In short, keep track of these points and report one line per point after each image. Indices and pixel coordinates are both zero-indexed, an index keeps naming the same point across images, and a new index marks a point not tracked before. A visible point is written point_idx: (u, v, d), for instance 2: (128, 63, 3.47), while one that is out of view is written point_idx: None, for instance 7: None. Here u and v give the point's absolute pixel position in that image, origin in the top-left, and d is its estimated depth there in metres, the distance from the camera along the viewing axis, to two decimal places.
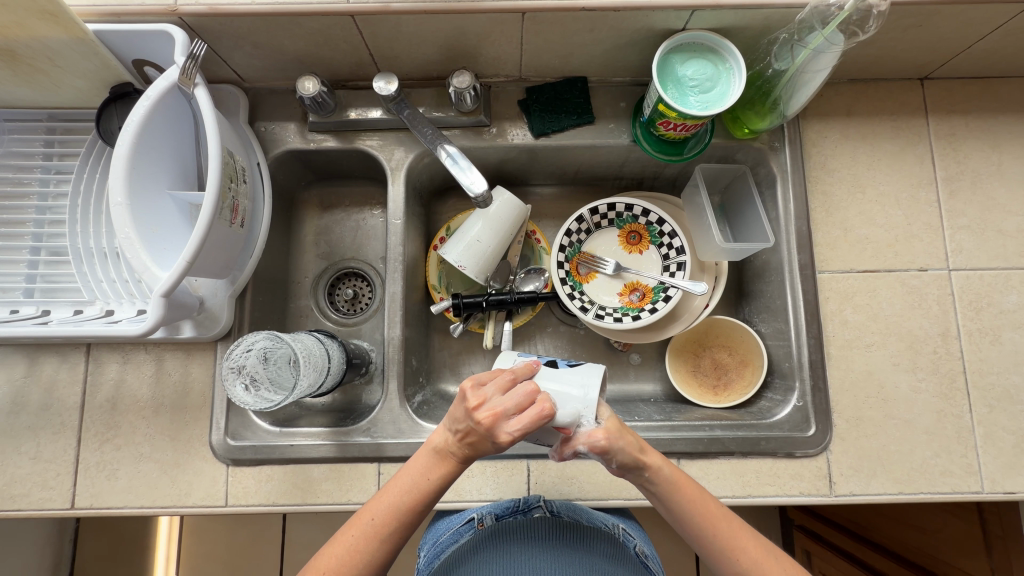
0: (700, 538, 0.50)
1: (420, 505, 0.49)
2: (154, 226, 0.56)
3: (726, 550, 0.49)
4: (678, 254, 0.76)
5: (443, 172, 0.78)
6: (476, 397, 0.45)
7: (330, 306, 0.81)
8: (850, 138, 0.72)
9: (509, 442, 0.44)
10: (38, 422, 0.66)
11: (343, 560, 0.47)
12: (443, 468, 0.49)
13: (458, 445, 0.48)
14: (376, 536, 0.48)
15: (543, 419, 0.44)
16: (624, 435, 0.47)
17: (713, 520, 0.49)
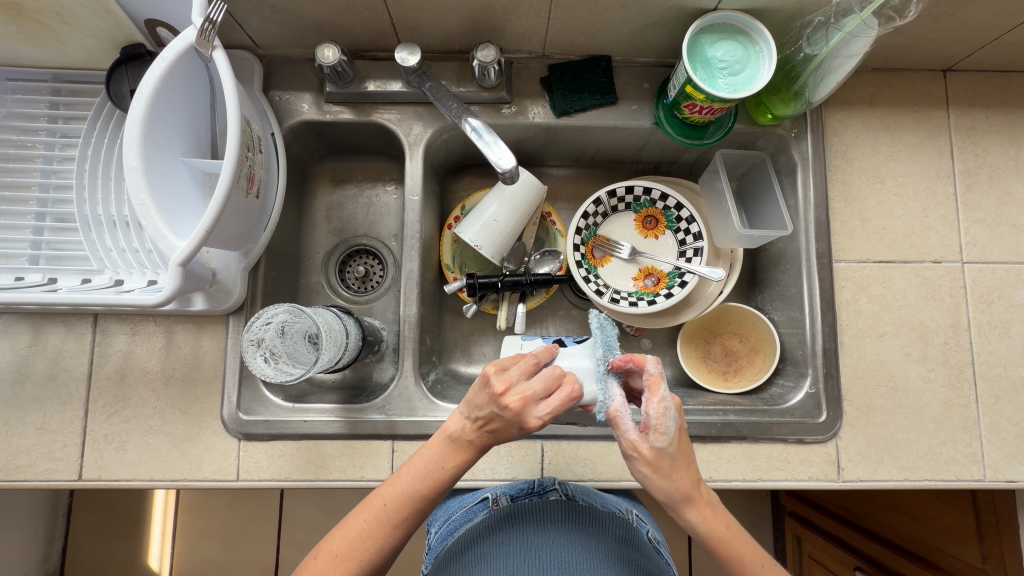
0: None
1: (434, 493, 0.48)
2: (169, 193, 0.55)
3: None
4: (695, 240, 0.76)
5: (460, 150, 0.77)
6: (502, 381, 0.45)
7: (341, 283, 0.80)
8: (871, 128, 0.71)
9: (538, 427, 0.44)
10: (44, 392, 0.64)
11: (356, 544, 0.48)
12: (458, 456, 0.48)
13: (478, 433, 0.47)
14: (388, 521, 0.48)
15: (572, 401, 0.45)
16: (657, 472, 0.47)
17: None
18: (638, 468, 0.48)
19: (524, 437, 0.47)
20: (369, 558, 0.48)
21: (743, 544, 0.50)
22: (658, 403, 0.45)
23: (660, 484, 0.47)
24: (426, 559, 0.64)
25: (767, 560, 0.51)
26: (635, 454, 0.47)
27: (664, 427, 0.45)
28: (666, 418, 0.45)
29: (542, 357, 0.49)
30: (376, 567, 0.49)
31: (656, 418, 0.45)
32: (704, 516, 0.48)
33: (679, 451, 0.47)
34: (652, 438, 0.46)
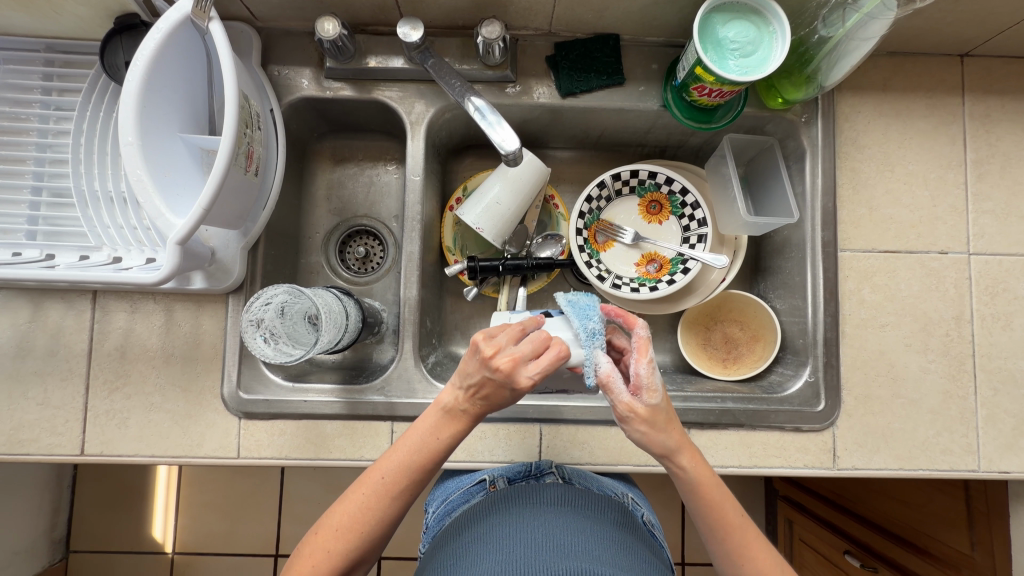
0: (714, 539, 0.52)
1: (431, 463, 0.50)
2: (167, 168, 0.54)
3: (733, 555, 0.52)
4: (700, 226, 0.75)
5: (463, 129, 0.76)
6: (491, 346, 0.44)
7: (341, 264, 0.79)
8: (883, 114, 0.70)
9: (531, 386, 0.44)
10: (45, 368, 0.64)
11: (355, 518, 0.49)
12: (453, 426, 0.49)
13: (471, 400, 0.48)
14: (387, 493, 0.49)
15: (561, 360, 0.45)
16: (653, 428, 0.49)
17: (731, 527, 0.52)
18: (635, 427, 0.50)
19: (516, 399, 0.47)
20: (369, 529, 0.49)
21: (724, 495, 0.52)
22: (648, 362, 0.47)
23: (657, 439, 0.50)
24: (423, 538, 0.64)
25: (745, 512, 0.53)
26: (631, 416, 0.49)
27: (655, 384, 0.48)
28: (655, 376, 0.47)
29: (528, 325, 0.48)
30: (376, 537, 0.50)
31: (647, 377, 0.47)
32: (696, 464, 0.51)
33: (670, 407, 0.50)
34: (645, 398, 0.48)
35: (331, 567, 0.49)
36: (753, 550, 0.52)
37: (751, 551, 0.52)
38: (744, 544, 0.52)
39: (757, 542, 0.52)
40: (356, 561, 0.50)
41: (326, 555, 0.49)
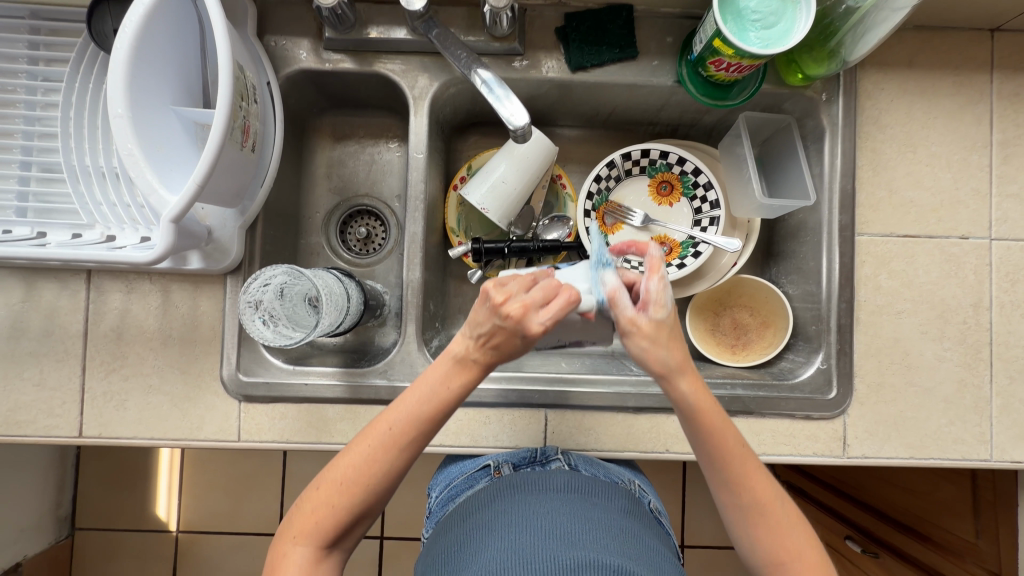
0: (710, 467, 0.50)
1: (441, 413, 0.49)
2: (159, 143, 0.52)
3: (733, 484, 0.49)
4: (712, 208, 0.73)
5: (467, 105, 0.73)
6: (501, 293, 0.43)
7: (343, 245, 0.77)
8: (907, 92, 0.67)
9: (541, 334, 0.44)
10: (40, 348, 0.63)
11: (361, 471, 0.49)
12: (463, 375, 0.48)
13: (481, 349, 0.46)
14: (395, 445, 0.49)
15: (571, 306, 0.44)
16: (655, 344, 0.46)
17: (729, 455, 0.49)
18: (637, 342, 0.46)
19: (527, 348, 0.46)
20: (377, 482, 0.49)
21: (724, 422, 0.49)
22: (659, 278, 0.44)
23: (659, 356, 0.46)
24: (427, 524, 0.63)
25: (746, 442, 0.50)
26: (634, 330, 0.46)
27: (664, 298, 0.45)
28: (666, 293, 0.45)
29: (539, 276, 0.47)
30: (384, 490, 0.50)
31: (656, 293, 0.45)
32: (696, 389, 0.47)
33: (676, 323, 0.47)
34: (651, 313, 0.45)
35: (336, 520, 0.49)
36: (752, 477, 0.49)
37: (750, 482, 0.49)
38: (743, 475, 0.49)
39: (757, 474, 0.50)
40: (363, 513, 0.50)
41: (330, 509, 0.49)
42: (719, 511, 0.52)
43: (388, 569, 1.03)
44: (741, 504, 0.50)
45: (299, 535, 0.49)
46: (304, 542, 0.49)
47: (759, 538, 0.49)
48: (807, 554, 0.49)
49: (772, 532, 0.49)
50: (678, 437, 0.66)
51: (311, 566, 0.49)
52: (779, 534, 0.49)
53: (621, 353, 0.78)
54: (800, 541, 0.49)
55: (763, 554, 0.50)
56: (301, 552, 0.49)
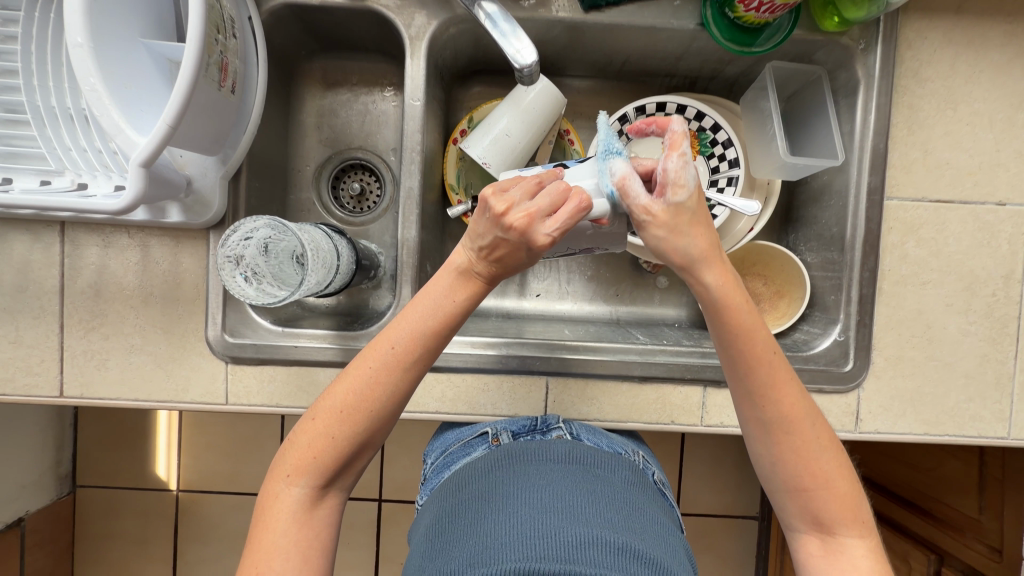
0: (733, 373, 0.46)
1: (447, 328, 0.47)
2: (127, 80, 0.47)
3: (756, 393, 0.46)
4: (730, 168, 0.68)
5: (469, 49, 0.67)
6: (503, 202, 0.40)
7: (335, 202, 0.73)
8: (953, 41, 0.61)
9: (548, 245, 0.41)
10: (15, 305, 0.60)
11: (363, 395, 0.46)
12: (469, 288, 0.46)
13: (486, 261, 0.44)
14: (398, 366, 0.46)
15: (581, 214, 0.41)
16: (674, 233, 0.41)
17: (756, 359, 0.45)
18: (653, 234, 0.41)
19: (533, 260, 0.44)
20: (379, 408, 0.47)
21: (756, 324, 0.44)
22: (678, 155, 0.39)
23: (679, 247, 0.42)
24: (421, 491, 0.61)
25: (777, 347, 0.46)
26: (650, 219, 0.41)
27: (684, 178, 0.40)
28: (687, 172, 0.39)
29: (545, 179, 0.43)
30: (386, 418, 0.48)
31: (675, 173, 0.39)
32: (723, 281, 0.43)
33: (699, 207, 0.41)
34: (669, 197, 0.40)
35: (337, 452, 0.47)
36: (779, 389, 0.45)
37: (778, 391, 0.45)
38: (770, 383, 0.45)
39: (786, 384, 0.46)
40: (365, 444, 0.48)
41: (328, 441, 0.47)
42: (741, 428, 0.48)
43: (386, 532, 1.03)
44: (765, 416, 0.46)
45: (294, 475, 0.47)
46: (299, 482, 0.47)
47: (781, 458, 0.47)
48: (832, 480, 0.47)
49: (797, 455, 0.46)
50: (684, 408, 0.63)
51: (305, 511, 0.47)
52: (803, 453, 0.46)
53: (626, 321, 0.75)
54: (825, 464, 0.47)
55: (785, 474, 0.47)
56: (295, 493, 0.47)
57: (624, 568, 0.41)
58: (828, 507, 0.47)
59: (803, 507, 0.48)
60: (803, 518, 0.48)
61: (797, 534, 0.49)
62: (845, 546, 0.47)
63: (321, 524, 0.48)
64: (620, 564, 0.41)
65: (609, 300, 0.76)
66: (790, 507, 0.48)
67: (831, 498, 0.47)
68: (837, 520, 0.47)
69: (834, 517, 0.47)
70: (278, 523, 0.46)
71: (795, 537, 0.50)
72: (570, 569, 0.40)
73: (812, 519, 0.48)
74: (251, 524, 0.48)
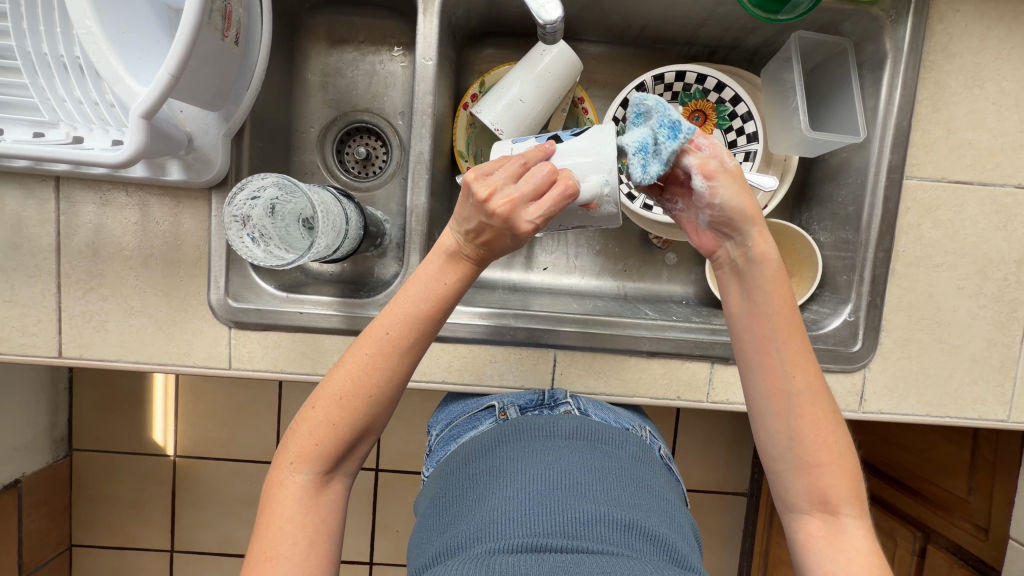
0: (764, 347, 0.45)
1: (439, 312, 0.46)
2: (124, 24, 0.44)
3: (788, 360, 0.45)
4: (748, 142, 0.66)
5: (483, 8, 0.64)
6: (485, 187, 0.39)
7: (340, 166, 0.70)
8: (985, 15, 0.59)
9: (531, 232, 0.41)
10: (8, 262, 0.58)
11: (360, 382, 0.46)
12: (458, 271, 0.45)
13: (472, 245, 0.43)
14: (393, 350, 0.46)
15: (565, 200, 0.40)
16: (741, 187, 0.42)
17: (791, 330, 0.45)
18: (726, 183, 0.42)
19: (520, 246, 0.43)
20: (377, 391, 0.46)
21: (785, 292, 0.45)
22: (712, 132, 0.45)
23: (747, 199, 0.43)
24: (426, 462, 0.60)
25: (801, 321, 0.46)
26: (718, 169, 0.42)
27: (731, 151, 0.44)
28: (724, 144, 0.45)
29: (530, 159, 0.42)
30: (388, 402, 0.47)
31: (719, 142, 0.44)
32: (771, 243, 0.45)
33: None
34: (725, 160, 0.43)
35: (335, 438, 0.46)
36: (807, 356, 0.45)
37: (806, 357, 0.45)
38: (801, 355, 0.45)
39: (812, 358, 0.46)
40: (365, 430, 0.47)
41: (330, 428, 0.46)
42: (759, 402, 0.47)
43: (383, 501, 1.04)
44: (791, 387, 0.45)
45: (297, 463, 0.47)
46: (303, 468, 0.47)
47: (801, 433, 0.46)
48: (840, 454, 0.46)
49: (816, 426, 0.46)
50: (691, 384, 0.63)
51: (311, 497, 0.47)
52: (822, 427, 0.46)
53: (633, 297, 0.74)
54: (839, 440, 0.46)
55: (800, 450, 0.46)
56: (299, 480, 0.47)
57: (630, 545, 0.42)
58: (833, 480, 0.46)
59: (811, 485, 0.46)
60: (807, 497, 0.46)
61: (797, 514, 0.47)
62: (844, 525, 0.46)
63: (328, 508, 0.48)
64: (626, 541, 0.42)
65: (616, 275, 0.75)
66: (796, 484, 0.46)
67: (838, 473, 0.46)
68: (842, 498, 0.46)
69: (839, 495, 0.46)
70: (284, 510, 0.46)
71: (794, 519, 0.48)
72: (577, 545, 0.41)
73: (816, 497, 0.46)
74: (258, 515, 0.47)
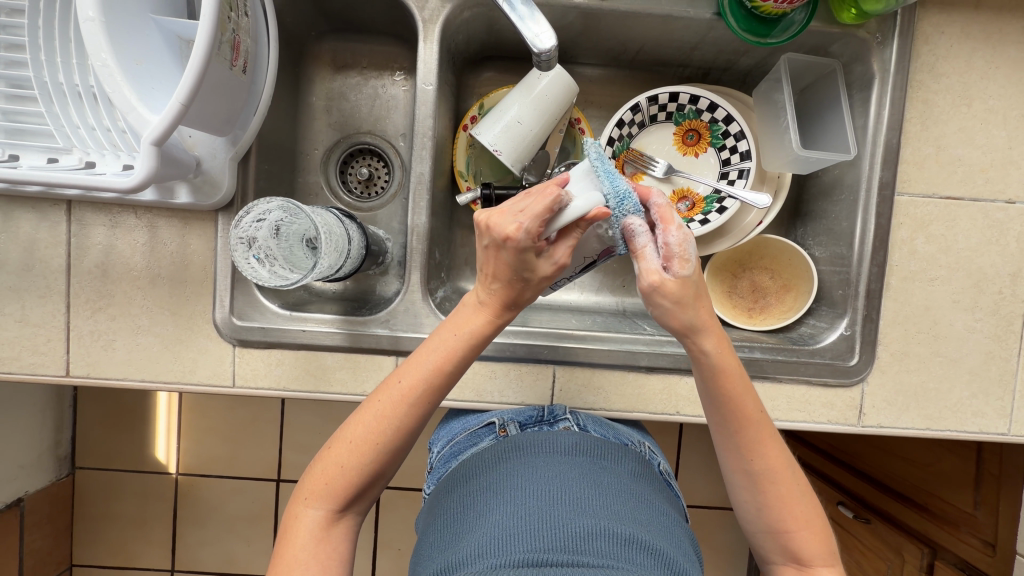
0: (722, 430, 0.48)
1: (449, 363, 0.48)
2: (137, 56, 0.46)
3: (746, 448, 0.47)
4: (741, 160, 0.68)
5: (482, 34, 0.66)
6: (482, 208, 0.44)
7: (343, 186, 0.72)
8: (970, 36, 0.61)
9: (518, 234, 0.41)
10: (21, 283, 0.59)
11: (370, 429, 0.47)
12: (471, 322, 0.48)
13: (487, 287, 0.47)
14: (403, 401, 0.47)
15: (547, 200, 0.41)
16: (679, 305, 0.44)
17: (745, 420, 0.47)
18: (660, 303, 0.45)
19: (520, 262, 0.43)
20: (385, 440, 0.47)
21: (744, 386, 0.47)
22: (678, 230, 0.43)
23: (683, 316, 0.45)
24: (427, 479, 0.61)
25: (763, 407, 0.48)
26: (656, 289, 0.44)
27: (688, 253, 0.44)
28: (688, 245, 0.43)
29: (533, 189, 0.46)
30: (395, 451, 0.48)
31: (678, 247, 0.43)
32: (719, 347, 0.46)
33: (701, 281, 0.45)
34: (675, 269, 0.44)
35: (346, 483, 0.47)
36: (765, 444, 0.47)
37: (764, 445, 0.47)
38: (758, 441, 0.47)
39: (772, 441, 0.48)
40: (375, 474, 0.48)
41: (339, 469, 0.47)
42: (725, 475, 0.50)
43: (385, 519, 1.04)
44: (752, 468, 0.47)
45: (310, 497, 0.48)
46: (315, 503, 0.47)
47: (768, 505, 0.47)
48: (809, 519, 0.47)
49: (780, 502, 0.47)
50: (690, 399, 0.64)
51: (323, 528, 0.47)
52: (787, 500, 0.47)
53: (632, 311, 0.75)
54: (806, 507, 0.48)
55: (768, 519, 0.48)
56: (312, 514, 0.47)
57: (631, 559, 0.42)
58: (806, 544, 0.47)
59: (783, 545, 0.48)
60: (781, 553, 0.48)
61: (774, 566, 0.49)
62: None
63: (340, 539, 0.48)
64: (626, 555, 0.42)
65: (616, 291, 0.76)
66: (768, 544, 0.49)
67: (810, 537, 0.47)
68: (815, 555, 0.47)
69: (813, 554, 0.47)
70: (297, 540, 0.47)
71: (772, 570, 0.50)
72: (577, 559, 0.41)
73: (789, 554, 0.48)
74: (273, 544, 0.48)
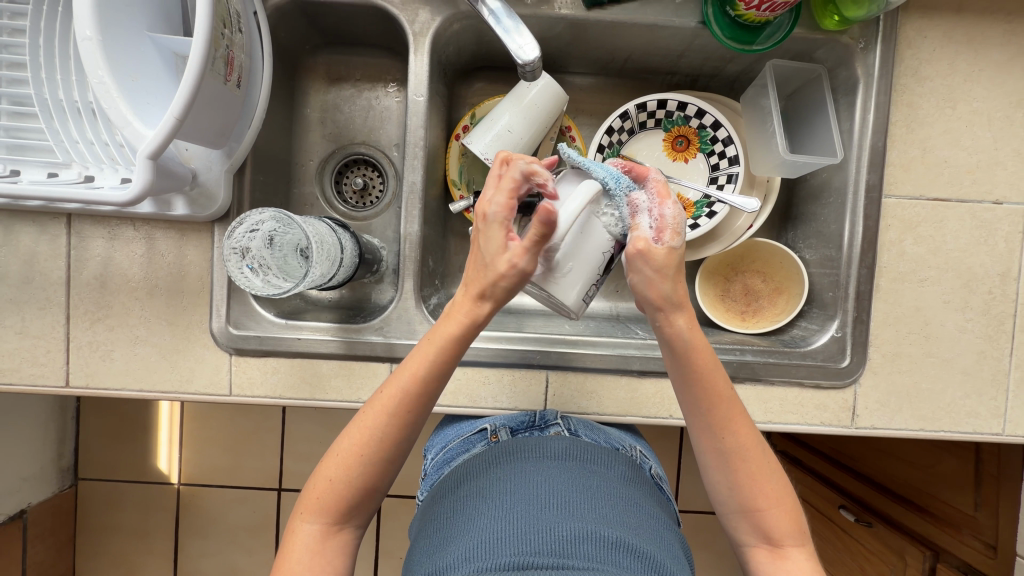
0: (694, 411, 0.49)
1: (422, 371, 0.47)
2: (133, 72, 0.48)
3: (719, 427, 0.48)
4: (730, 164, 0.68)
5: (473, 45, 0.67)
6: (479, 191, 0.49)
7: (338, 196, 0.73)
8: (953, 40, 0.61)
9: (487, 207, 0.44)
10: (22, 296, 0.60)
11: (357, 439, 0.48)
12: (445, 331, 0.47)
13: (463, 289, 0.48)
14: (383, 412, 0.48)
15: (517, 175, 0.44)
16: (660, 274, 0.44)
17: (716, 399, 0.48)
18: (642, 269, 0.44)
19: (485, 241, 0.45)
20: (373, 450, 0.48)
21: (715, 368, 0.48)
22: (673, 204, 0.44)
23: (662, 287, 0.45)
24: (422, 485, 0.61)
25: (733, 388, 0.49)
26: (642, 254, 0.44)
27: (681, 227, 0.44)
28: (682, 219, 0.44)
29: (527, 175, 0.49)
30: (384, 462, 0.48)
31: (672, 219, 0.44)
32: (690, 325, 0.46)
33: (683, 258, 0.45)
34: (664, 241, 0.44)
35: (337, 495, 0.48)
36: (737, 423, 0.48)
37: (735, 423, 0.48)
38: (729, 419, 0.48)
39: (743, 418, 0.49)
40: (365, 486, 0.49)
41: (330, 480, 0.48)
42: (700, 456, 0.50)
43: (385, 526, 1.04)
44: (724, 446, 0.48)
45: (304, 511, 0.48)
46: (309, 517, 0.48)
47: (739, 483, 0.49)
48: (779, 497, 0.49)
49: (751, 479, 0.48)
50: None
51: (320, 541, 0.48)
52: (758, 477, 0.49)
53: (625, 316, 0.75)
54: (776, 484, 0.49)
55: (741, 498, 0.49)
56: (309, 529, 0.48)
57: (619, 564, 0.42)
58: (776, 521, 0.49)
59: (755, 525, 0.49)
60: (754, 532, 0.50)
61: (747, 547, 0.50)
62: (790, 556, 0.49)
63: (336, 553, 0.48)
64: (614, 561, 0.42)
65: (609, 296, 0.77)
66: (741, 524, 0.50)
67: (781, 515, 0.49)
68: (785, 532, 0.49)
69: (783, 531, 0.49)
70: (293, 554, 0.47)
71: (744, 551, 0.51)
72: (564, 563, 0.42)
73: (761, 534, 0.49)
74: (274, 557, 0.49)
